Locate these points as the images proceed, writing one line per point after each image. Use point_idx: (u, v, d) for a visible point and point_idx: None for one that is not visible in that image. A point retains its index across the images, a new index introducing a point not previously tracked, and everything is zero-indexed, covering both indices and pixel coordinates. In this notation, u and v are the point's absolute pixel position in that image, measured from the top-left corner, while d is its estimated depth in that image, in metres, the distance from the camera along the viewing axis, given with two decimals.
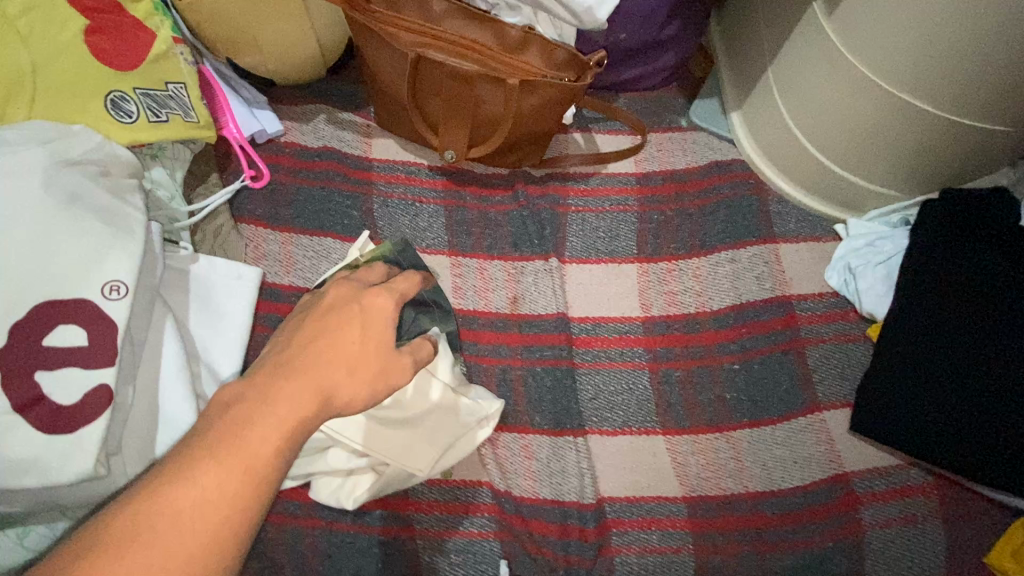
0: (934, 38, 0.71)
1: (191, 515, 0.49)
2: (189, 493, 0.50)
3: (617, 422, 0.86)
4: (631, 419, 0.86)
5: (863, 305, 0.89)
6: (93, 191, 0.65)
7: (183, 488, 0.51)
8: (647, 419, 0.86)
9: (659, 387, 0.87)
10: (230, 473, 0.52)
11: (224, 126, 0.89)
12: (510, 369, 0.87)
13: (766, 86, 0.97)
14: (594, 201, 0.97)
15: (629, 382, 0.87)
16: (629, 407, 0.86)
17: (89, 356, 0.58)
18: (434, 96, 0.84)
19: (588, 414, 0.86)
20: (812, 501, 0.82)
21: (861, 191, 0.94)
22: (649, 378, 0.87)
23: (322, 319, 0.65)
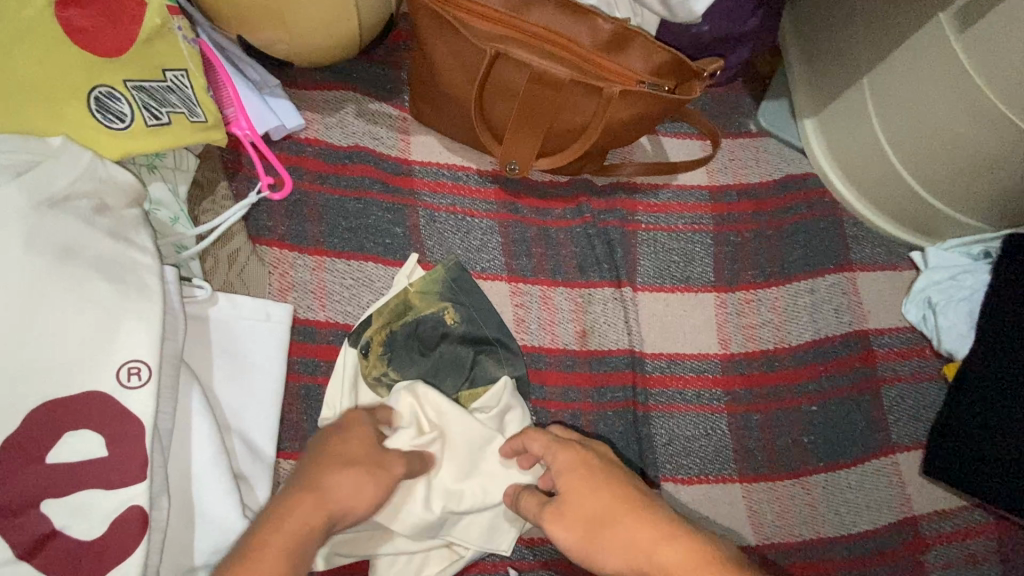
0: None
1: None
2: None
3: (693, 470, 0.79)
4: (708, 467, 0.80)
5: (942, 344, 0.86)
6: (91, 238, 0.49)
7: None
8: (725, 465, 0.80)
9: (738, 432, 0.81)
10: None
11: (232, 121, 0.71)
12: (580, 415, 0.78)
13: (856, 95, 0.87)
14: (666, 217, 0.87)
15: (707, 427, 0.81)
16: (706, 454, 0.80)
17: (113, 471, 0.45)
18: (505, 99, 0.69)
19: (663, 461, 0.79)
20: (884, 546, 0.80)
21: (944, 220, 0.88)
22: (727, 422, 0.81)
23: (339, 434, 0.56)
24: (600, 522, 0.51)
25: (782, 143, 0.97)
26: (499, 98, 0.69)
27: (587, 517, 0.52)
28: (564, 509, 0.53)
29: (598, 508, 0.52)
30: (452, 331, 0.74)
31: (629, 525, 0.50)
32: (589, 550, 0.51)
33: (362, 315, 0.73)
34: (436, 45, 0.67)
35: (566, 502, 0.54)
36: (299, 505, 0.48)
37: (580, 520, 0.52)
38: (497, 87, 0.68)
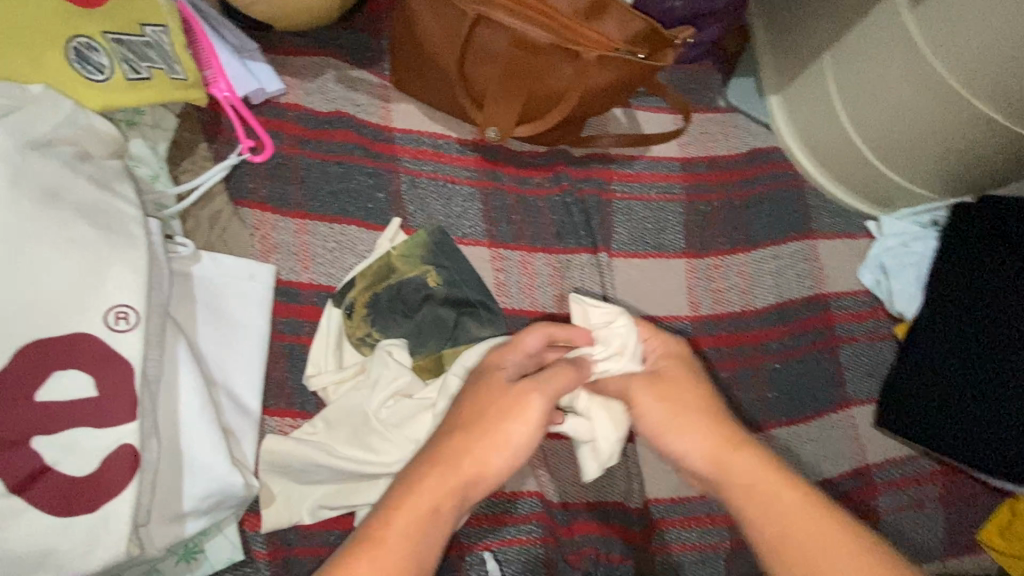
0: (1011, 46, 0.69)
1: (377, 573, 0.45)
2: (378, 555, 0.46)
3: None
4: None
5: (894, 306, 0.92)
6: (75, 185, 0.49)
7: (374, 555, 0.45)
8: None
9: None
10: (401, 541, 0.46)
11: (211, 83, 0.71)
12: None
13: (819, 71, 0.92)
14: (640, 187, 0.91)
15: None
16: None
17: (102, 410, 0.46)
18: (486, 64, 0.71)
19: None
20: (840, 493, 0.86)
21: (897, 190, 0.94)
22: None
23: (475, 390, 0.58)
24: (683, 413, 0.61)
25: (749, 118, 1.01)
26: (481, 64, 0.71)
27: (677, 410, 0.62)
28: (661, 384, 0.64)
29: (697, 404, 0.62)
30: (435, 294, 0.76)
31: (696, 423, 0.61)
32: (664, 431, 0.62)
33: (346, 277, 0.74)
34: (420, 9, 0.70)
35: (666, 382, 0.65)
36: (428, 475, 0.51)
37: (671, 412, 0.62)
38: (479, 53, 0.70)
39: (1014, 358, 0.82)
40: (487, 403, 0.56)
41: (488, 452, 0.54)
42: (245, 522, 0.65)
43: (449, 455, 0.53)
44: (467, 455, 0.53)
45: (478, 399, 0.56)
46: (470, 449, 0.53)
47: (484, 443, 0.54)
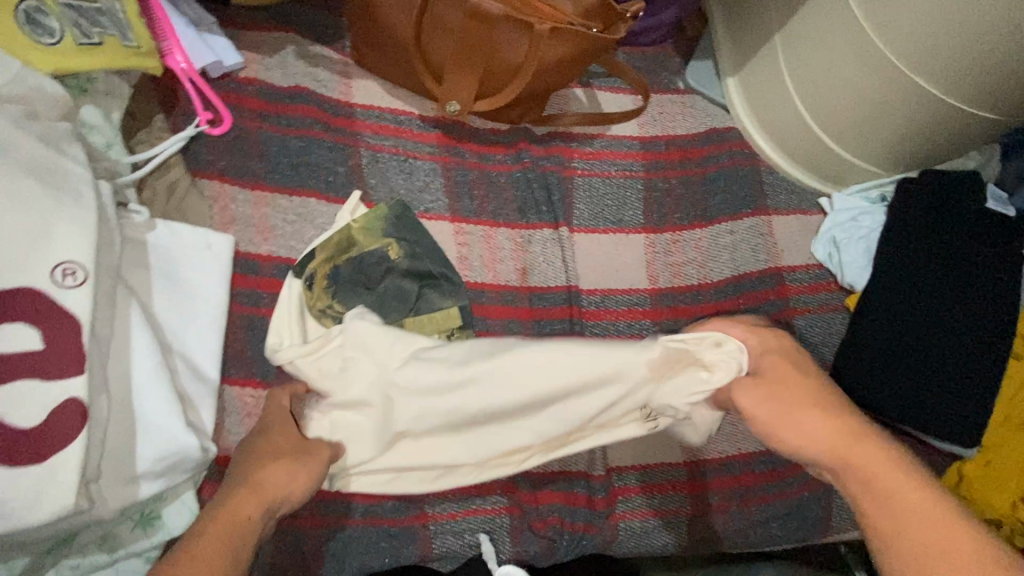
0: (944, 21, 0.73)
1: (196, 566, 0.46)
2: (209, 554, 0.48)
3: None
4: None
5: (845, 277, 0.96)
6: (21, 141, 0.49)
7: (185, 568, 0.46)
8: None
9: None
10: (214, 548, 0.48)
11: (167, 54, 0.71)
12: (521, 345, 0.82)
13: (771, 52, 0.95)
14: (600, 164, 0.93)
15: None
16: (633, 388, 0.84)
17: (49, 364, 0.46)
18: (444, 39, 0.73)
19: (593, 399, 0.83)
20: None
21: (846, 167, 0.98)
22: None
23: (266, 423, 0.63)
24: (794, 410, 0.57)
25: (706, 99, 1.04)
26: (437, 35, 0.73)
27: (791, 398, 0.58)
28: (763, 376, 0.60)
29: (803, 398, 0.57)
30: (396, 266, 0.77)
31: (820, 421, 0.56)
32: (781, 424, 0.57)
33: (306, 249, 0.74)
34: None
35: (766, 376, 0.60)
36: (240, 499, 0.53)
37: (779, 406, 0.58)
38: (435, 24, 0.72)
39: (946, 325, 0.89)
40: (278, 439, 0.61)
41: (292, 474, 0.58)
42: (204, 491, 0.64)
43: (251, 480, 0.56)
44: (267, 477, 0.56)
45: (266, 439, 0.61)
46: (265, 474, 0.56)
47: (284, 465, 0.58)
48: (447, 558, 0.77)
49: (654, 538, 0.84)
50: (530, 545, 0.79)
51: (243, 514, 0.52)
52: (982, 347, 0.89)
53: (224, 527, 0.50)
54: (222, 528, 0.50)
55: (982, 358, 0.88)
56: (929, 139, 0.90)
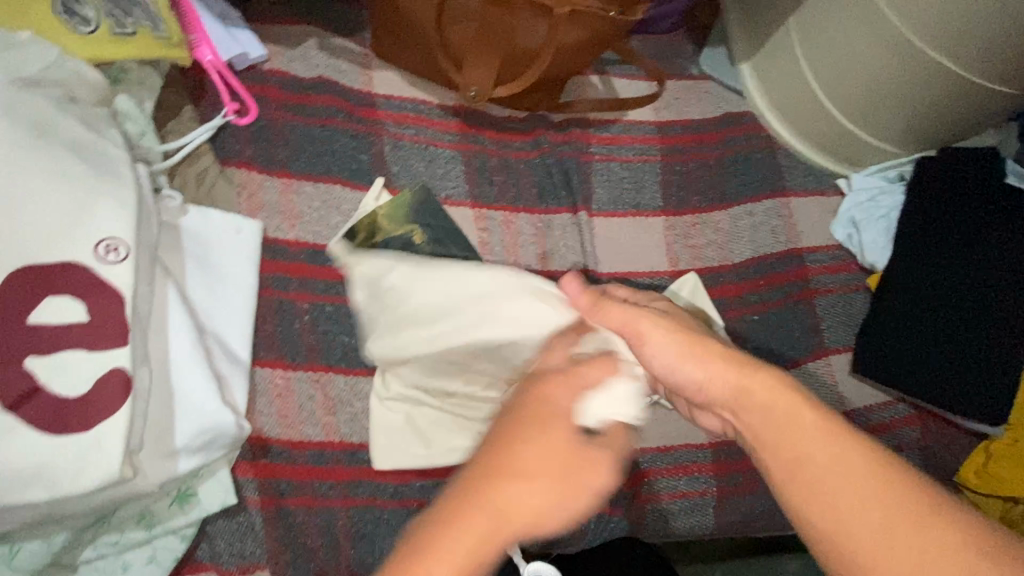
0: None
1: None
2: None
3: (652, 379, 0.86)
4: None
5: (866, 257, 0.95)
6: (63, 123, 0.50)
7: None
8: None
9: None
10: None
11: (195, 47, 0.73)
12: None
13: (785, 35, 0.96)
14: (618, 149, 0.93)
15: None
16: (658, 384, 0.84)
17: (94, 335, 0.47)
18: (464, 25, 0.74)
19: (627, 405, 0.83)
20: None
21: (864, 147, 0.98)
22: None
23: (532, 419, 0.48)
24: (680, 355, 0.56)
25: (721, 85, 1.05)
26: (458, 21, 0.75)
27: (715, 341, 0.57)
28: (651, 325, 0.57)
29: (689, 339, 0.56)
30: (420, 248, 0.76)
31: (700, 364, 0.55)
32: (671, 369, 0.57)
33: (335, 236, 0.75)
34: None
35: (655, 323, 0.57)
36: (469, 533, 0.43)
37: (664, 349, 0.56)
38: (456, 10, 0.73)
39: (969, 300, 0.89)
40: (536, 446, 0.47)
41: (542, 504, 0.45)
42: (238, 470, 0.65)
43: (487, 511, 0.44)
44: (503, 508, 0.44)
45: (516, 442, 0.47)
46: (507, 511, 0.44)
47: (535, 492, 0.45)
48: None
49: (677, 520, 0.85)
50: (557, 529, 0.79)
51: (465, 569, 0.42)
52: (1006, 321, 0.88)
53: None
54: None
55: (1006, 332, 0.88)
56: (948, 116, 0.90)
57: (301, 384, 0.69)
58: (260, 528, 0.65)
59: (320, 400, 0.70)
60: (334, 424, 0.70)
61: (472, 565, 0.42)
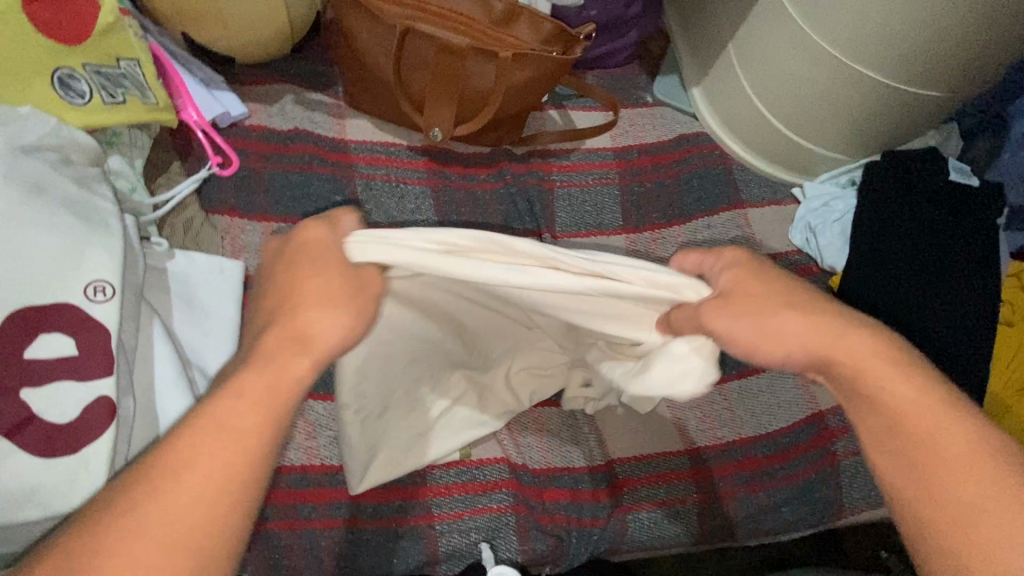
0: (872, 14, 0.80)
1: (210, 455, 0.39)
2: (228, 424, 0.40)
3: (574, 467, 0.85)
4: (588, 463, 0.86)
5: (824, 260, 1.00)
6: (58, 181, 0.57)
7: (209, 435, 0.40)
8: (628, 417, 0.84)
9: None
10: (225, 455, 0.39)
11: (181, 109, 0.80)
12: None
13: (727, 60, 1.03)
14: (578, 175, 0.99)
15: None
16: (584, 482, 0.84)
17: (83, 367, 0.52)
18: (420, 73, 0.82)
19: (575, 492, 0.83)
20: (817, 431, 0.92)
21: (812, 156, 1.04)
22: None
23: (295, 254, 0.47)
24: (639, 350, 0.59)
25: (675, 109, 1.12)
26: (415, 70, 0.82)
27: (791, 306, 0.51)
28: None
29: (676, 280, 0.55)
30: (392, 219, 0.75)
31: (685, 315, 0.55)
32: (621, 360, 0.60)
33: None
34: (354, 28, 0.81)
35: None
36: (275, 358, 0.43)
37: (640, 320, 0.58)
38: (412, 59, 0.81)
39: (937, 290, 0.90)
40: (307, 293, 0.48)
41: (329, 326, 0.45)
42: None
43: (286, 341, 0.44)
44: (305, 330, 0.45)
45: (298, 275, 0.46)
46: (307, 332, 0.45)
47: (332, 321, 0.45)
48: (454, 559, 0.78)
49: (663, 529, 0.85)
50: (538, 542, 0.80)
51: (279, 388, 0.42)
52: (975, 308, 0.90)
53: (244, 402, 0.41)
54: (238, 404, 0.41)
55: (977, 319, 0.89)
56: (887, 122, 0.96)
57: None
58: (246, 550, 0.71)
59: None
60: None
61: (278, 397, 0.42)
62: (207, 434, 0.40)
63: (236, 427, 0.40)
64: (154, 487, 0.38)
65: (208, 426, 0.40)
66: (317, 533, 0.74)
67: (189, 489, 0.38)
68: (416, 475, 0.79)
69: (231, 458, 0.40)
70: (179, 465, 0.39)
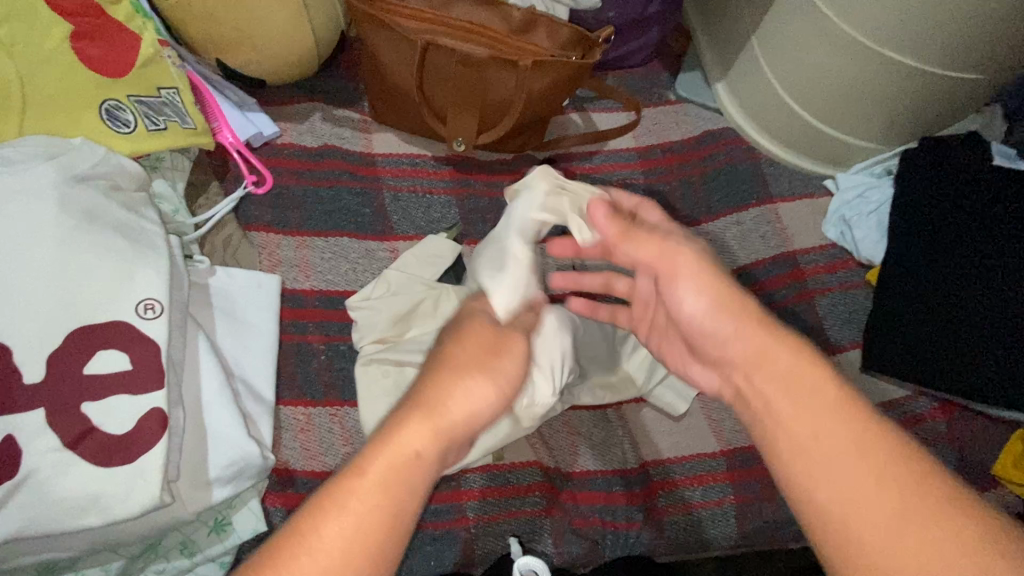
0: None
1: (328, 545, 0.41)
2: (348, 513, 0.42)
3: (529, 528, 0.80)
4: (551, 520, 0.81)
5: (861, 253, 0.97)
6: (109, 207, 0.61)
7: (331, 525, 0.41)
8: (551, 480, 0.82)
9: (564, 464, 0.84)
10: (351, 535, 0.41)
11: (217, 132, 0.85)
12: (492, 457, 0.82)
13: (751, 52, 1.01)
14: (602, 177, 0.99)
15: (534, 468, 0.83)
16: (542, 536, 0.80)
17: (136, 381, 0.55)
18: (441, 85, 0.84)
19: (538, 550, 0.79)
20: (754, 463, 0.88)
21: (844, 147, 1.01)
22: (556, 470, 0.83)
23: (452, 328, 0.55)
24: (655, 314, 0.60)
25: (699, 106, 1.10)
26: (437, 83, 0.84)
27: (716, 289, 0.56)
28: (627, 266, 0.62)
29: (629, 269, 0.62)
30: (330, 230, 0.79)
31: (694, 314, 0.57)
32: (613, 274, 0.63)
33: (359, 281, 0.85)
34: (377, 45, 0.83)
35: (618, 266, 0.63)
36: (409, 423, 0.46)
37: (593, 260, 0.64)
38: (433, 72, 0.82)
39: (974, 287, 0.87)
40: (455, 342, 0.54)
41: (465, 409, 0.48)
42: (267, 500, 0.72)
43: (419, 410, 0.47)
44: (444, 416, 0.47)
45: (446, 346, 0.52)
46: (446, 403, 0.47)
47: (470, 394, 0.49)
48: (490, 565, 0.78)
49: (702, 531, 0.84)
50: (573, 546, 0.80)
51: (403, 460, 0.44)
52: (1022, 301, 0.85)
53: (370, 480, 0.43)
54: (406, 462, 0.44)
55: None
56: (924, 107, 0.92)
57: (321, 418, 0.76)
58: None
59: (339, 433, 0.76)
60: (352, 453, 0.75)
61: (403, 479, 0.44)
62: (365, 495, 0.43)
63: (397, 491, 0.44)
64: (308, 533, 0.41)
65: (328, 504, 0.42)
66: None
67: (340, 544, 0.41)
68: (451, 479, 0.81)
69: (381, 530, 0.42)
70: (336, 521, 0.42)
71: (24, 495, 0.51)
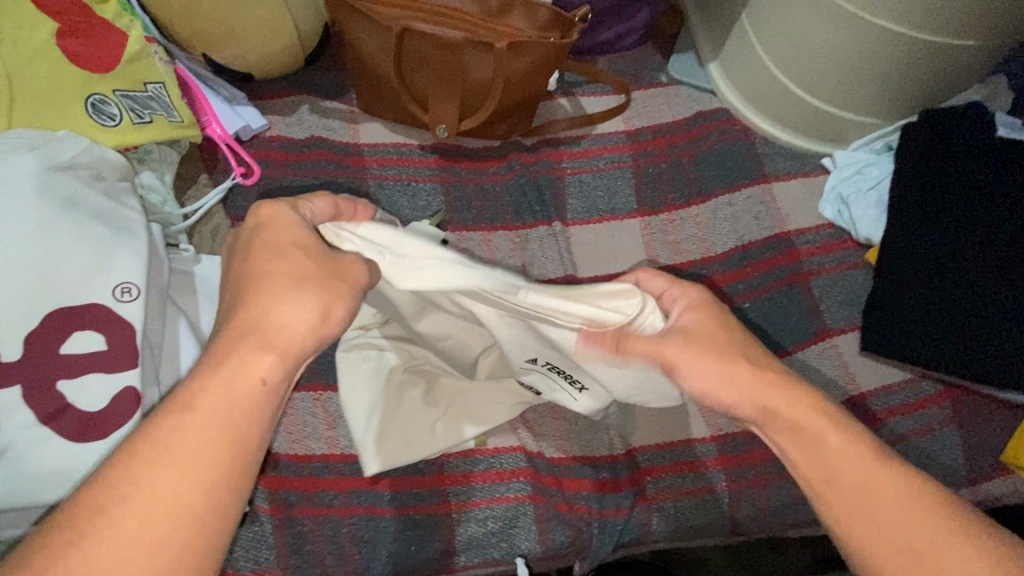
0: None
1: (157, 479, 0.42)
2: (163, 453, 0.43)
3: (488, 529, 0.79)
4: (512, 522, 0.79)
5: (859, 233, 0.93)
6: (88, 195, 0.63)
7: (153, 459, 0.43)
8: (518, 479, 0.81)
9: (531, 456, 0.82)
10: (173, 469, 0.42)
11: (206, 126, 0.87)
12: (459, 460, 0.81)
13: (742, 30, 0.99)
14: (589, 161, 0.98)
15: (500, 463, 0.82)
16: (498, 537, 0.79)
17: (110, 360, 0.58)
18: (420, 71, 0.84)
19: (494, 549, 0.78)
20: (723, 451, 0.86)
21: (842, 123, 0.98)
22: (525, 459, 0.82)
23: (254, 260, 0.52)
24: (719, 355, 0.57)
25: (692, 87, 1.08)
26: (416, 70, 0.84)
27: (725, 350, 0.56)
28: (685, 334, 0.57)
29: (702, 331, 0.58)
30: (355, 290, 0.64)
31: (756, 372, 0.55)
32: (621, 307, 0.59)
33: None
34: (354, 34, 0.83)
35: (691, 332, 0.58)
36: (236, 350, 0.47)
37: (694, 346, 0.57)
38: (411, 59, 0.83)
39: (963, 258, 0.85)
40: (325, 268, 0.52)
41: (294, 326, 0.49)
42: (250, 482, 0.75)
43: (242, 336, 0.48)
44: (273, 339, 0.48)
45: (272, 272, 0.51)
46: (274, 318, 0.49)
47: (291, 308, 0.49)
48: (473, 550, 0.78)
49: (691, 518, 0.82)
50: (557, 534, 0.79)
51: (234, 390, 0.46)
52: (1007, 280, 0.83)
53: (195, 411, 0.45)
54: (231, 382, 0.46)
55: (1009, 291, 0.82)
56: (924, 79, 0.88)
57: (305, 403, 0.80)
58: (271, 533, 0.74)
59: (321, 416, 0.80)
60: (335, 435, 0.79)
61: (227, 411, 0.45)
62: (189, 423, 0.44)
63: (228, 412, 0.45)
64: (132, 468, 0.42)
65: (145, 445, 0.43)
66: (337, 518, 0.76)
67: (186, 463, 0.43)
68: (433, 463, 0.80)
69: (230, 447, 0.45)
70: (168, 442, 0.43)
71: (1, 467, 0.54)
